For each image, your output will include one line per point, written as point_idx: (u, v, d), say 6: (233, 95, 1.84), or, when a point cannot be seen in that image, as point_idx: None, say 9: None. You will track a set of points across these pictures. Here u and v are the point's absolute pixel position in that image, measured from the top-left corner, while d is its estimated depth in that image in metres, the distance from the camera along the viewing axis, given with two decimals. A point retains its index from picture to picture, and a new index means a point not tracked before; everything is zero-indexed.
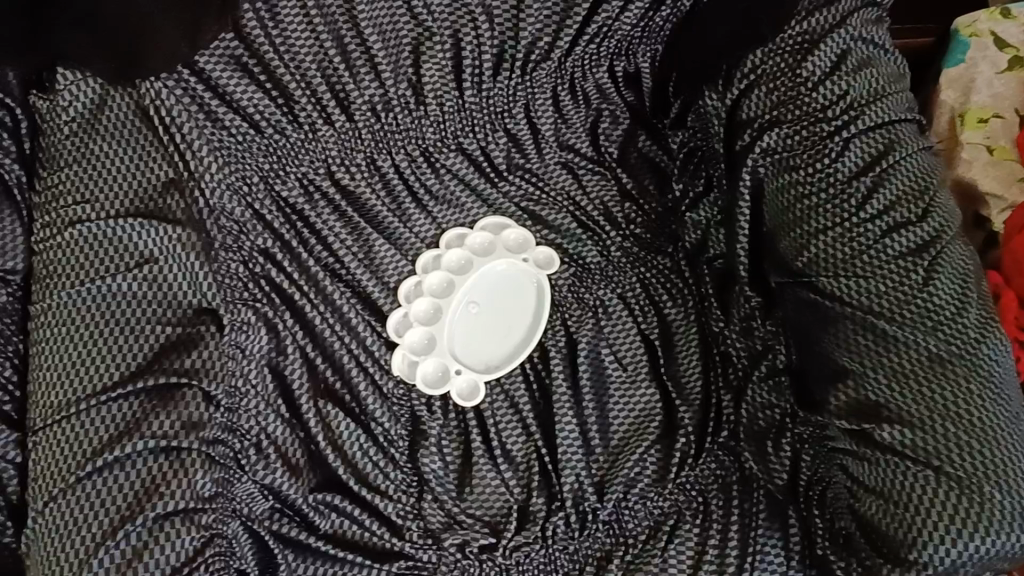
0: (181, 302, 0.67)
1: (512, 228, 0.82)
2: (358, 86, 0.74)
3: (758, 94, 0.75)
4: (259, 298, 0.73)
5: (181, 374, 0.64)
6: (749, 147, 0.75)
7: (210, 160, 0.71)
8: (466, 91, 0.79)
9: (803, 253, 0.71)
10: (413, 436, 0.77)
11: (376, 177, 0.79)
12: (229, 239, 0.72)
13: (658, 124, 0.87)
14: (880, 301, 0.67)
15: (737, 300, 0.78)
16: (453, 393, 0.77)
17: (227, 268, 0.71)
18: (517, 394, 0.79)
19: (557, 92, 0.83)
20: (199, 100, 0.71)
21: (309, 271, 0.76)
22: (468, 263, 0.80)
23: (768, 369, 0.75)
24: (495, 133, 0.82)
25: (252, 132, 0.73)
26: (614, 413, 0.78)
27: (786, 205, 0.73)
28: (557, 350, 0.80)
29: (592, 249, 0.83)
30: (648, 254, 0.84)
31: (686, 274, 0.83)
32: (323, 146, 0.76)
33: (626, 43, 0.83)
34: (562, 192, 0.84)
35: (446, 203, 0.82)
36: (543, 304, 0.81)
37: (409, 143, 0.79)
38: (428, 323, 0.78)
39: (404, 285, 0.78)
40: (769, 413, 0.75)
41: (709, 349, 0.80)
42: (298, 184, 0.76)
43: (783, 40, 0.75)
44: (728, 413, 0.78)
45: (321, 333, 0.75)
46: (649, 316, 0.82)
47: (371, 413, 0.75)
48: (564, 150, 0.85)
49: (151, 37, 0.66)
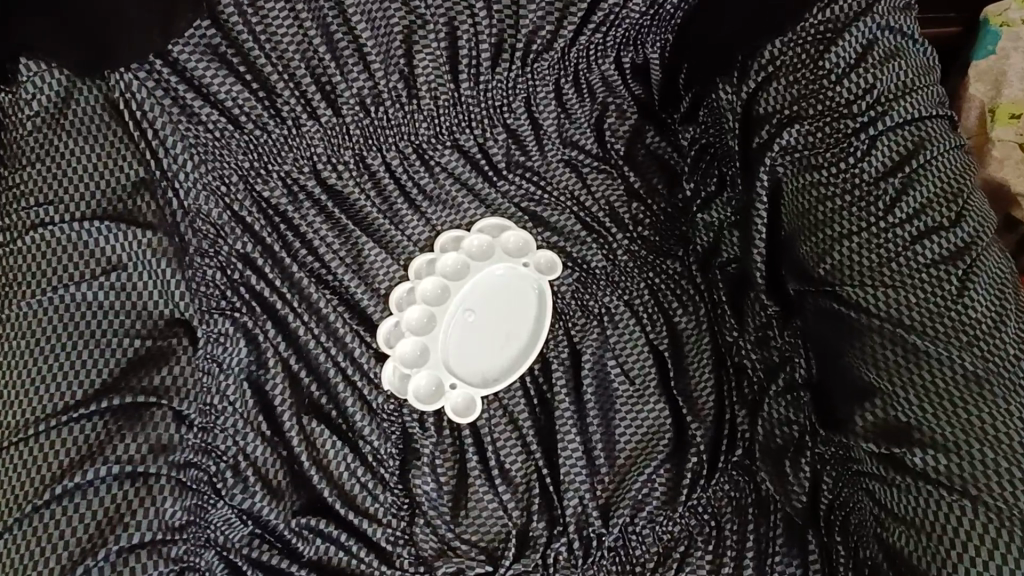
0: (152, 313, 0.63)
1: (512, 230, 0.76)
2: (346, 80, 0.69)
3: (777, 87, 0.70)
4: (238, 307, 0.68)
5: (151, 393, 0.59)
6: (767, 144, 0.70)
7: (185, 156, 0.67)
8: (462, 84, 0.73)
9: (826, 259, 0.65)
10: (404, 456, 0.71)
11: (364, 175, 0.74)
12: (206, 243, 0.68)
13: (665, 116, 0.81)
14: (910, 313, 0.62)
15: (752, 307, 0.73)
16: (448, 408, 0.71)
17: (201, 275, 0.67)
18: (516, 408, 0.73)
19: (560, 85, 0.78)
20: (173, 92, 0.66)
21: (292, 277, 0.70)
22: (464, 267, 0.75)
23: (785, 383, 0.70)
24: (494, 129, 0.77)
25: (231, 128, 0.68)
26: (620, 431, 0.73)
27: (808, 207, 0.67)
28: (558, 361, 0.75)
29: (597, 253, 0.78)
30: (658, 258, 0.78)
31: (697, 279, 0.77)
32: (308, 139, 0.71)
33: (634, 32, 0.77)
34: (565, 191, 0.79)
35: (440, 203, 0.76)
36: (546, 311, 0.75)
37: (400, 139, 0.75)
38: (421, 332, 0.72)
39: (396, 291, 0.72)
40: (787, 430, 0.69)
41: (722, 360, 0.75)
42: (280, 181, 0.72)
43: (804, 29, 0.69)
44: (743, 430, 0.72)
45: (305, 345, 0.69)
46: (657, 324, 0.76)
47: (358, 431, 0.70)
48: (568, 147, 0.80)
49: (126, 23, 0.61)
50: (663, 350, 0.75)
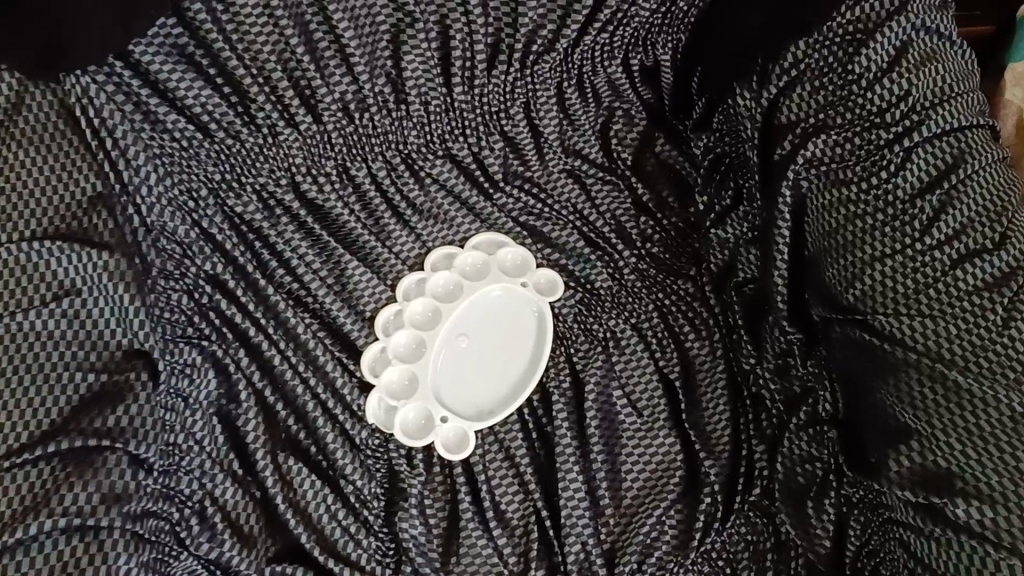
0: (109, 344, 0.57)
1: (510, 247, 0.70)
2: (328, 86, 0.62)
3: (802, 93, 0.64)
4: (207, 334, 0.62)
5: (104, 435, 0.54)
6: (790, 157, 0.63)
7: (149, 168, 0.61)
8: (455, 89, 0.66)
9: (856, 284, 0.59)
10: (390, 496, 0.65)
11: (347, 187, 0.67)
12: (168, 264, 0.62)
13: (676, 123, 0.75)
14: (950, 347, 0.56)
15: (770, 331, 0.67)
16: (438, 443, 0.65)
17: (165, 300, 0.61)
18: (514, 444, 0.67)
19: (562, 88, 0.71)
20: (136, 97, 0.60)
21: (268, 300, 0.64)
22: (457, 288, 0.69)
23: (808, 417, 0.64)
24: (490, 136, 0.70)
25: (199, 136, 0.62)
26: (628, 467, 0.66)
27: (835, 227, 0.61)
28: (559, 392, 0.68)
29: (602, 271, 0.72)
30: (669, 277, 0.72)
31: (710, 302, 0.71)
32: (285, 150, 0.64)
33: (644, 31, 0.71)
34: (567, 204, 0.73)
35: (431, 218, 0.70)
36: (546, 335, 0.69)
37: (387, 148, 0.68)
38: (409, 360, 0.66)
39: (382, 315, 0.66)
40: (809, 468, 0.63)
41: (738, 391, 0.69)
42: (254, 195, 0.65)
43: (831, 29, 0.63)
44: (761, 467, 0.66)
45: (281, 377, 0.63)
46: (668, 351, 0.70)
47: (339, 469, 0.63)
48: (570, 156, 0.73)
49: (86, 26, 0.55)
50: (673, 380, 0.69)
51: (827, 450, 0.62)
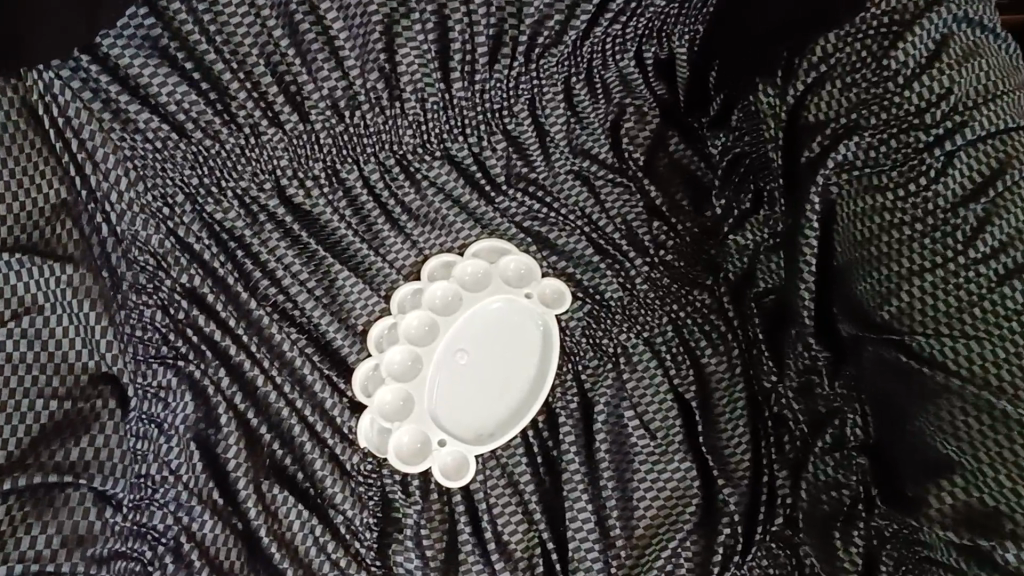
0: (74, 366, 0.52)
1: (513, 255, 0.65)
2: (316, 81, 0.57)
3: (832, 91, 0.58)
4: (183, 354, 0.57)
5: (65, 471, 0.49)
6: (818, 160, 0.58)
7: (118, 172, 0.55)
8: (455, 85, 0.61)
9: (891, 300, 0.54)
10: (383, 526, 0.60)
11: (337, 191, 0.62)
12: (140, 277, 0.56)
13: (691, 120, 0.70)
14: (998, 373, 0.50)
15: (793, 345, 0.61)
16: (436, 469, 0.60)
17: (137, 317, 0.55)
18: (518, 471, 0.62)
19: (570, 84, 0.66)
20: (105, 94, 0.54)
21: (250, 315, 0.59)
22: (455, 299, 0.64)
23: (834, 439, 0.58)
24: (492, 136, 0.65)
25: (175, 137, 0.56)
26: (639, 495, 0.62)
27: (868, 238, 0.56)
28: (567, 413, 0.64)
29: (612, 281, 0.67)
30: (684, 287, 0.67)
31: (728, 313, 0.66)
32: (269, 151, 0.59)
33: (659, 22, 0.65)
34: (574, 208, 0.68)
35: (428, 224, 0.64)
36: (551, 349, 0.64)
37: (381, 148, 0.63)
38: (403, 379, 0.61)
39: (375, 328, 0.62)
40: (836, 495, 0.57)
41: (758, 411, 0.63)
42: (235, 200, 0.60)
43: (864, 21, 0.58)
44: (783, 495, 0.60)
45: (266, 399, 0.58)
46: (683, 367, 0.65)
47: (329, 498, 0.58)
48: (578, 156, 0.68)
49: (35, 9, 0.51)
50: (688, 399, 0.64)
51: (856, 477, 0.56)
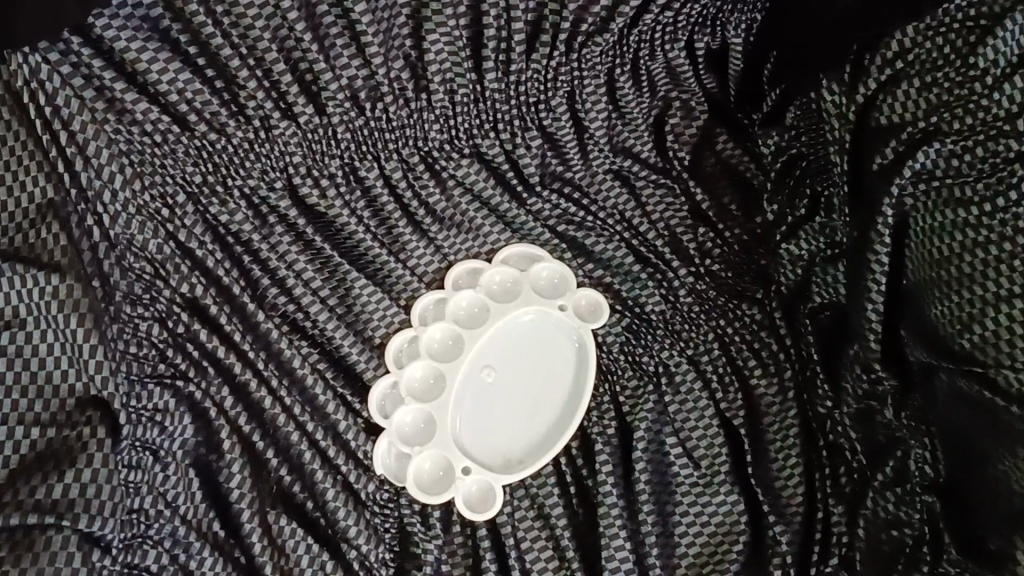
0: (57, 390, 0.47)
1: (545, 262, 0.59)
2: (335, 70, 0.51)
3: (909, 90, 0.52)
4: (183, 372, 0.51)
5: (47, 511, 0.44)
6: (893, 167, 0.52)
7: (113, 168, 0.49)
8: (488, 75, 0.55)
9: (972, 329, 0.48)
10: (400, 561, 0.55)
11: (355, 192, 0.56)
12: (135, 286, 0.50)
13: (741, 116, 0.64)
14: None
15: (851, 367, 0.54)
16: (459, 500, 0.55)
17: (132, 331, 0.50)
18: (549, 502, 0.57)
19: (613, 75, 0.60)
20: (98, 81, 0.48)
21: (257, 327, 0.54)
22: (482, 310, 0.58)
23: (896, 473, 0.52)
24: (526, 132, 0.59)
25: (176, 129, 0.50)
26: (680, 531, 0.57)
27: (943, 257, 0.50)
28: (604, 440, 0.59)
29: (654, 293, 0.61)
30: (731, 300, 0.61)
31: (780, 331, 0.59)
32: (281, 145, 0.53)
33: (715, 9, 0.60)
34: (614, 211, 0.62)
35: (454, 226, 0.59)
36: (587, 369, 0.58)
37: (404, 144, 0.56)
38: (425, 399, 0.56)
39: (395, 341, 0.56)
40: (897, 535, 0.52)
41: (812, 439, 0.57)
42: (242, 201, 0.54)
43: (947, 14, 0.52)
44: (839, 533, 0.54)
45: (274, 423, 0.53)
46: (730, 391, 0.59)
47: (342, 531, 0.53)
48: (618, 155, 0.62)
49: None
50: (737, 426, 0.58)
51: (919, 516, 0.51)
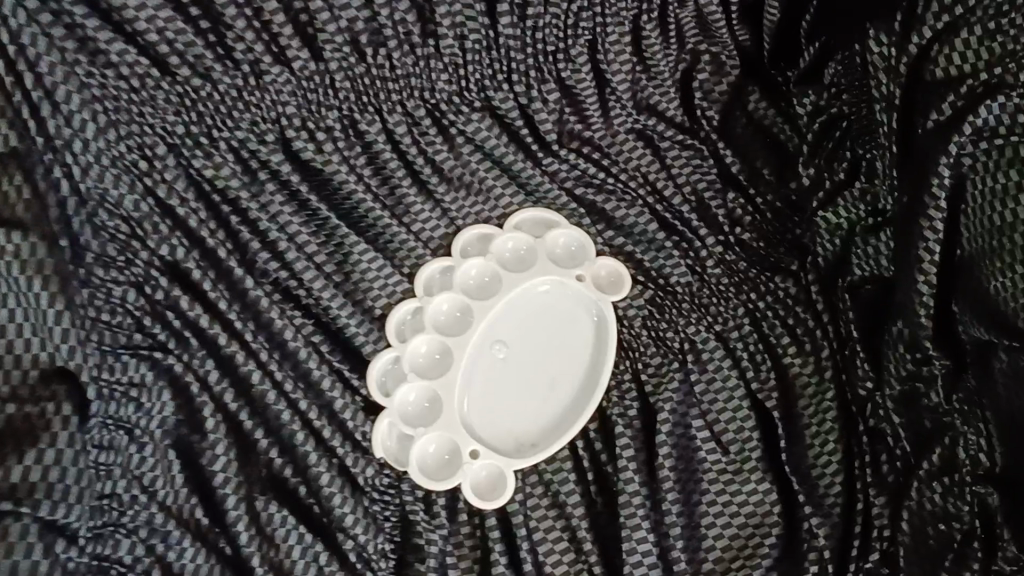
0: (17, 361, 0.41)
1: (563, 228, 0.54)
2: (333, 11, 0.47)
3: (970, 39, 0.46)
4: (162, 343, 0.48)
5: (5, 497, 0.40)
6: (952, 124, 0.47)
7: (84, 116, 0.45)
8: (503, 20, 0.50)
9: None
10: (402, 554, 0.50)
11: (354, 146, 0.51)
12: (109, 247, 0.47)
13: (774, 73, 0.59)
14: None
15: (894, 342, 0.50)
16: (466, 486, 0.50)
17: (105, 296, 0.47)
18: (564, 489, 0.52)
19: (639, 23, 0.55)
20: (69, 18, 0.44)
21: (245, 296, 0.49)
22: (494, 280, 0.53)
23: (943, 460, 0.47)
24: (543, 84, 0.54)
25: (157, 73, 0.46)
26: (709, 523, 0.52)
27: (1007, 224, 0.44)
28: (625, 423, 0.53)
29: (680, 263, 0.56)
30: (764, 273, 0.56)
31: (817, 306, 0.54)
32: (273, 94, 0.49)
33: None
34: (636, 172, 0.57)
35: (462, 187, 0.54)
36: (607, 345, 0.53)
37: (409, 95, 0.51)
38: (429, 377, 0.50)
39: (397, 313, 0.51)
40: (945, 529, 0.47)
41: (851, 424, 0.52)
42: (229, 154, 0.50)
43: None
44: (880, 526, 0.49)
45: (263, 399, 0.48)
46: (762, 370, 0.54)
47: (337, 520, 0.48)
48: (642, 113, 0.57)
49: None
50: (769, 409, 0.53)
51: (969, 509, 0.46)
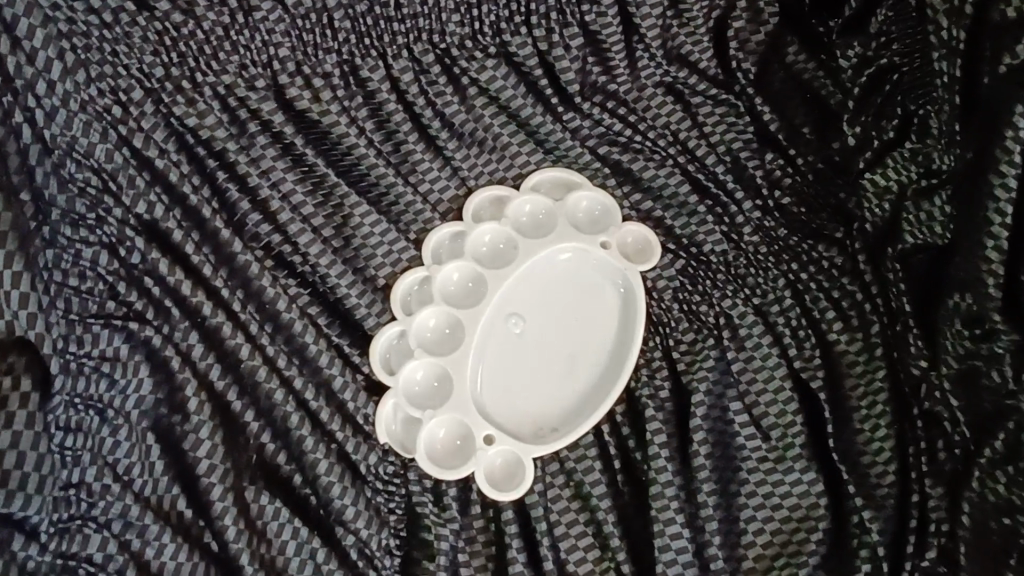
0: None
1: (584, 191, 0.49)
2: None
3: None
4: (139, 313, 0.43)
5: None
6: None
7: (49, 52, 0.41)
8: None
9: None
10: (407, 550, 0.45)
11: (356, 96, 0.46)
12: (76, 203, 0.42)
13: (815, 23, 0.51)
14: None
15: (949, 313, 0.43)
16: (478, 475, 0.44)
17: (73, 257, 0.42)
18: (589, 479, 0.47)
19: None
20: None
21: (233, 261, 0.45)
22: (510, 247, 0.48)
23: (1008, 446, 0.41)
24: (566, 29, 0.48)
25: (132, 7, 0.41)
26: (748, 516, 0.46)
27: None
28: (655, 406, 0.48)
29: (714, 230, 0.51)
30: (806, 241, 0.50)
31: (864, 278, 0.48)
32: (264, 34, 0.43)
33: None
34: (667, 130, 0.52)
35: (475, 143, 0.49)
36: (634, 319, 0.48)
37: (416, 38, 0.46)
38: (437, 353, 0.45)
39: (402, 283, 0.46)
40: (1009, 523, 0.40)
41: (904, 408, 0.46)
42: (215, 101, 0.44)
43: None
44: (938, 520, 0.44)
45: (252, 376, 0.44)
46: (806, 347, 0.49)
47: (337, 512, 0.44)
48: (672, 64, 0.51)
49: None
50: (815, 389, 0.48)
51: None
